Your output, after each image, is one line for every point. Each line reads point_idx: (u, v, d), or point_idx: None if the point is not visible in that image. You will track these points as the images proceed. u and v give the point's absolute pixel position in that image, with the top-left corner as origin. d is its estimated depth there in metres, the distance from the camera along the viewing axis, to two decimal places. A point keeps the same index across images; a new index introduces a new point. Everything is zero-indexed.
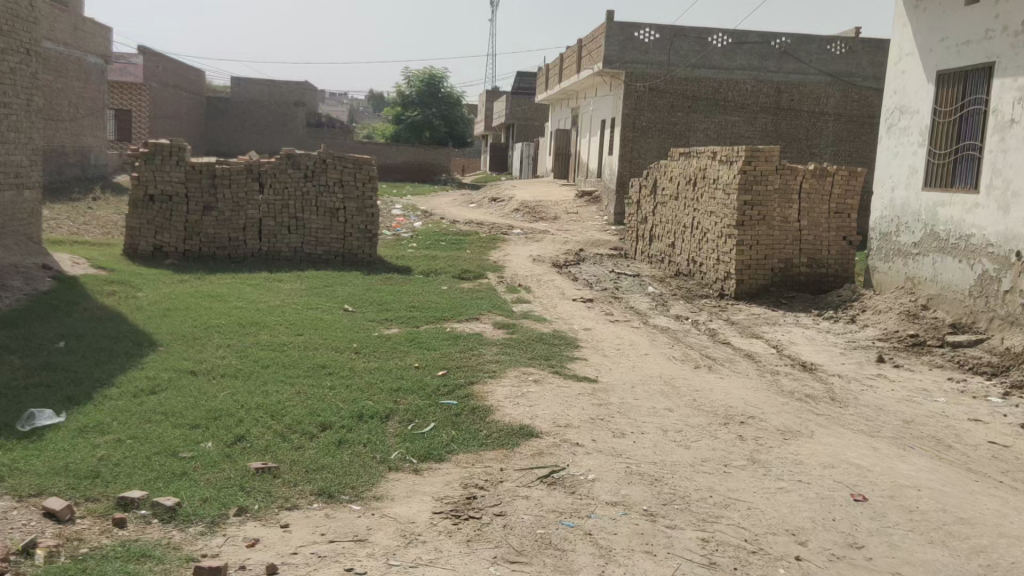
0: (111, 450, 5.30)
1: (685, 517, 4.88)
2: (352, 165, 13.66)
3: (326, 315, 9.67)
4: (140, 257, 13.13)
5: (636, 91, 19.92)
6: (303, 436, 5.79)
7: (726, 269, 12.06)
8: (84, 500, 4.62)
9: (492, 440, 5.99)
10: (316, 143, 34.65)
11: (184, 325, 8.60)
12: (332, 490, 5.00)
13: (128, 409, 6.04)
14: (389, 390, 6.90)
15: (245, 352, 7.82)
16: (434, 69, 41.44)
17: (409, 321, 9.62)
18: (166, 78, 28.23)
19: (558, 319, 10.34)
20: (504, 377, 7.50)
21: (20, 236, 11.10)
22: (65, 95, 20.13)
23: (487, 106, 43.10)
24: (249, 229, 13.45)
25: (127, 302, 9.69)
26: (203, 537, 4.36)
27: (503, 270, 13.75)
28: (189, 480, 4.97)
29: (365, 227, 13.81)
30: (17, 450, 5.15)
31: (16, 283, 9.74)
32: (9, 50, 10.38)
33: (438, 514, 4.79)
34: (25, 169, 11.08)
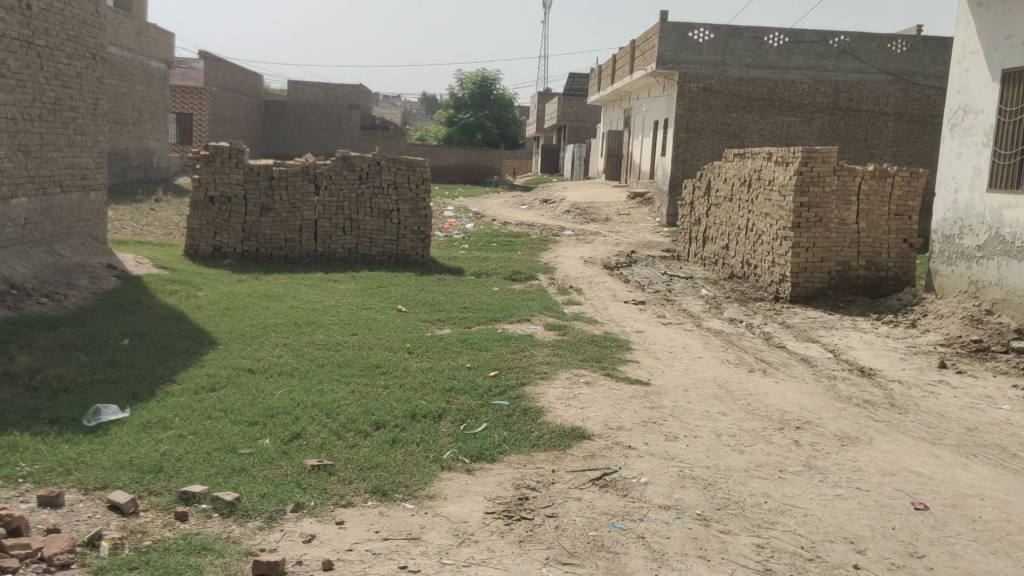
0: (173, 445, 5.44)
1: (739, 523, 4.82)
2: (406, 167, 13.81)
3: (380, 316, 9.78)
4: (200, 257, 13.46)
5: (690, 91, 19.76)
6: (357, 434, 5.87)
7: (781, 271, 11.89)
8: (148, 494, 4.75)
9: (543, 441, 6.00)
10: (370, 144, 35.11)
11: (243, 325, 8.77)
12: (386, 488, 5.06)
13: (189, 406, 6.20)
14: (443, 390, 6.96)
15: (301, 351, 7.95)
16: (487, 71, 41.64)
17: (461, 321, 9.70)
18: (226, 81, 28.86)
19: (610, 321, 10.32)
20: (555, 379, 7.51)
21: (86, 237, 11.47)
22: (130, 99, 20.73)
23: (539, 108, 43.16)
24: (305, 230, 13.67)
25: (187, 301, 9.92)
26: (261, 532, 4.45)
27: (555, 271, 13.76)
28: (248, 476, 5.08)
29: (418, 229, 13.93)
30: (83, 444, 5.31)
31: (83, 282, 10.06)
32: (77, 55, 10.72)
33: (490, 514, 4.82)
34: (91, 171, 11.44)
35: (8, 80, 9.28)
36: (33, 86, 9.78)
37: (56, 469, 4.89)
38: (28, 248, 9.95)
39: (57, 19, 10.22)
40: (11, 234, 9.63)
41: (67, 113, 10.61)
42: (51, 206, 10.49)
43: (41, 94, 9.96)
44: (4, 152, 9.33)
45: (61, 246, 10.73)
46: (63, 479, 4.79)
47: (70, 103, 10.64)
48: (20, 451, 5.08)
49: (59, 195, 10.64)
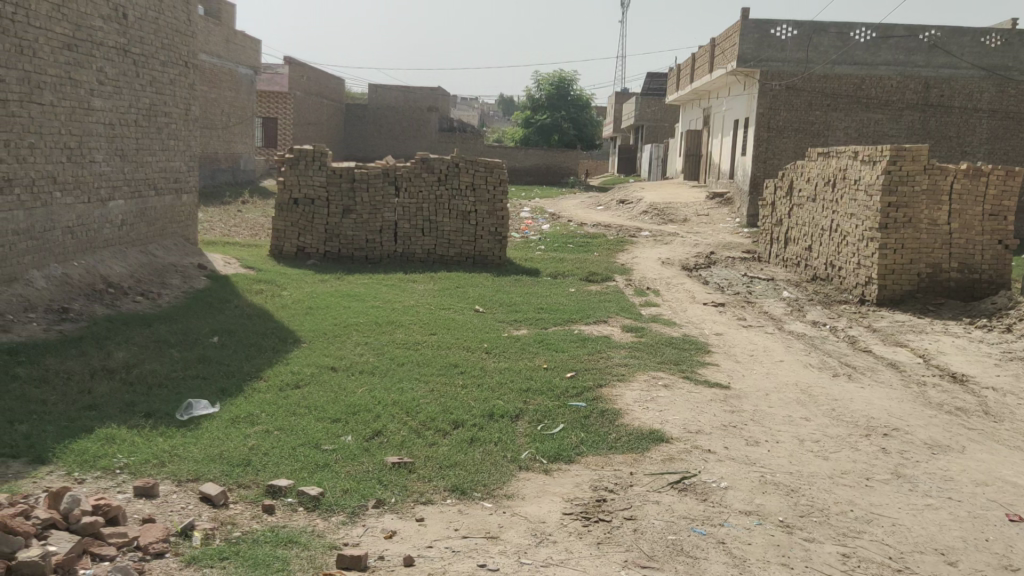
0: (260, 440, 5.61)
1: (823, 531, 4.72)
2: (484, 169, 13.92)
3: (458, 316, 9.89)
4: (285, 258, 13.84)
5: (772, 89, 19.35)
6: (436, 433, 5.96)
7: (867, 273, 11.56)
8: (237, 487, 4.92)
9: (621, 443, 5.98)
10: (448, 146, 35.43)
11: (325, 324, 8.97)
12: (464, 486, 5.12)
13: (275, 402, 6.38)
14: (520, 390, 7.00)
15: (382, 350, 8.09)
16: (564, 72, 41.63)
17: (538, 321, 9.75)
18: (309, 86, 29.55)
19: (688, 323, 10.19)
20: (633, 381, 7.46)
21: (178, 238, 11.91)
22: (219, 105, 21.39)
23: (616, 108, 42.92)
24: (385, 232, 13.91)
25: (273, 300, 10.21)
26: (344, 526, 4.56)
27: (632, 273, 13.65)
28: (331, 471, 5.20)
29: (496, 230, 14.00)
30: (177, 437, 5.53)
31: (175, 282, 10.46)
32: (171, 63, 11.15)
33: (569, 515, 4.83)
34: (184, 175, 11.87)
35: (106, 87, 9.70)
36: (129, 92, 10.20)
37: (150, 461, 5.09)
38: (125, 249, 10.39)
39: (152, 28, 10.63)
40: (109, 234, 10.07)
41: (161, 119, 11.03)
42: (145, 209, 10.92)
43: (136, 100, 10.39)
44: (103, 156, 9.75)
45: (155, 247, 11.17)
46: (158, 471, 4.99)
47: (164, 109, 11.06)
48: (118, 443, 5.32)
49: (153, 197, 11.08)
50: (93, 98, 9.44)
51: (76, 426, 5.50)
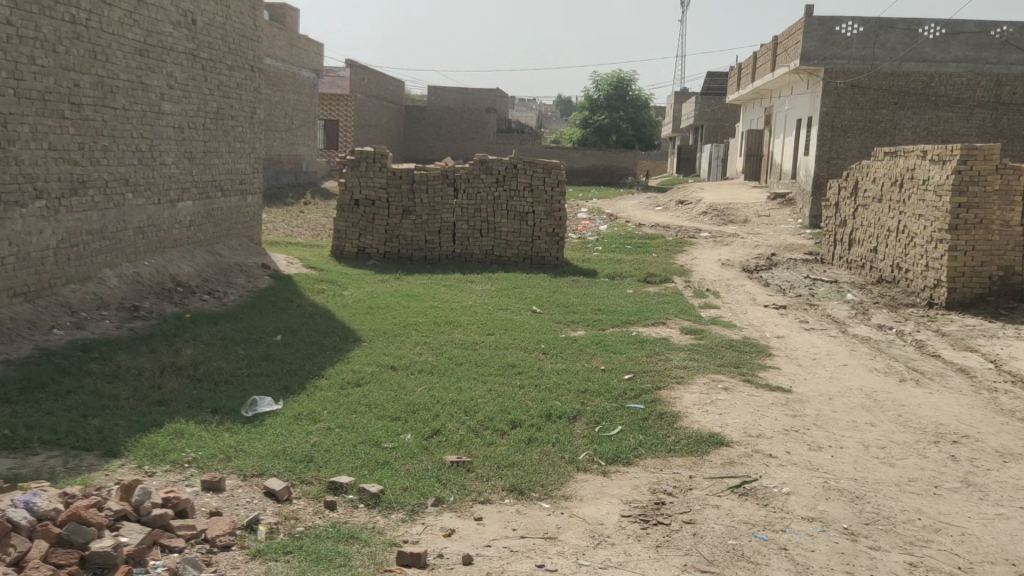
0: (322, 437, 5.71)
1: (890, 539, 4.61)
2: (542, 169, 13.93)
3: (515, 316, 9.93)
4: (346, 258, 14.05)
5: (837, 87, 18.93)
6: (494, 432, 5.99)
7: (936, 275, 11.24)
8: (300, 483, 5.01)
9: (680, 446, 5.93)
10: (506, 147, 35.54)
11: (385, 323, 9.09)
12: (522, 486, 5.13)
13: (336, 400, 6.48)
14: (578, 391, 7.00)
15: (441, 350, 8.16)
16: (623, 72, 41.46)
17: (596, 322, 9.73)
18: (370, 88, 29.93)
19: (748, 326, 10.06)
20: (692, 384, 7.38)
21: (243, 239, 12.20)
22: (282, 107, 21.80)
23: (674, 108, 42.52)
24: (443, 232, 14.03)
25: (335, 299, 10.38)
26: (404, 524, 4.61)
27: (691, 274, 13.51)
28: (391, 469, 5.27)
29: (553, 230, 13.99)
30: (242, 433, 5.66)
31: (240, 281, 10.71)
32: (237, 67, 11.40)
33: (627, 518, 4.81)
34: (249, 177, 12.13)
35: (176, 91, 9.97)
36: (198, 96, 10.47)
37: (217, 456, 5.23)
38: (192, 249, 10.68)
39: (219, 33, 10.90)
40: (178, 235, 10.36)
41: (228, 122, 11.30)
42: (212, 210, 11.21)
43: (204, 104, 10.66)
44: (172, 158, 10.03)
45: (221, 247, 11.45)
46: (224, 466, 5.12)
47: (231, 112, 11.34)
48: (186, 437, 5.46)
49: (220, 199, 11.36)
50: (163, 102, 9.72)
51: (146, 421, 5.67)
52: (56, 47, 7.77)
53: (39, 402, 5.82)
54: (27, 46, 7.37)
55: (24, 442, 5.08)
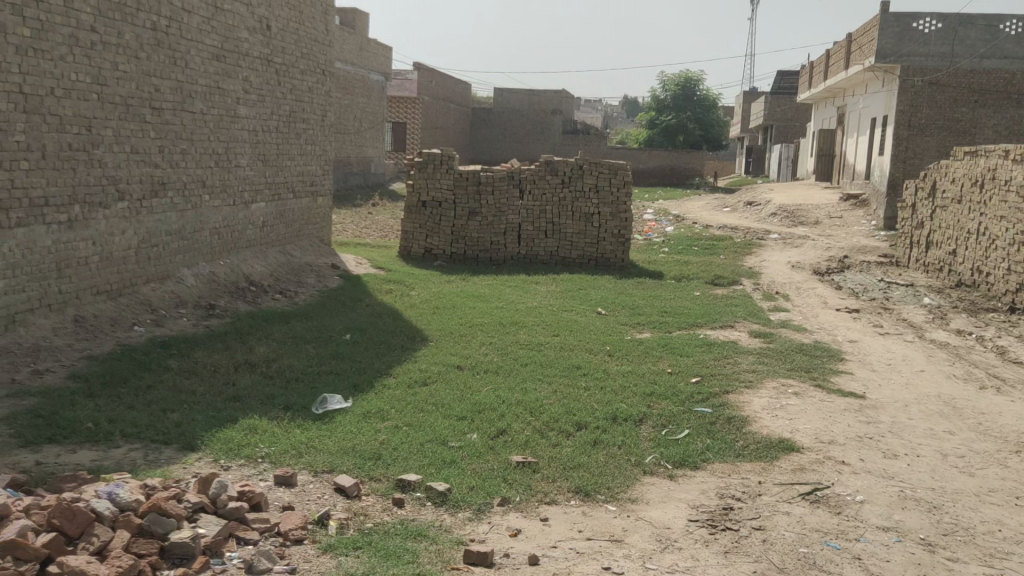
0: (390, 435, 5.79)
1: (968, 551, 4.47)
2: (609, 171, 13.87)
3: (580, 317, 9.91)
4: (412, 259, 14.21)
5: (914, 85, 18.32)
6: (559, 434, 5.99)
7: (1018, 279, 10.82)
8: (369, 479, 5.09)
9: (749, 451, 5.84)
10: (571, 148, 35.49)
11: (452, 323, 9.17)
12: (588, 488, 5.12)
13: (404, 399, 6.57)
14: (644, 393, 6.95)
15: (506, 350, 8.20)
16: (690, 72, 40.99)
17: (663, 324, 9.64)
18: (436, 91, 30.24)
19: (820, 329, 9.84)
20: (761, 388, 7.26)
21: (314, 239, 12.44)
22: (352, 110, 22.16)
23: (743, 107, 41.89)
24: (509, 233, 14.09)
25: (402, 299, 10.51)
26: (471, 522, 4.65)
27: (760, 276, 13.29)
28: (457, 467, 5.32)
29: (619, 232, 13.92)
30: (313, 429, 5.78)
31: (311, 281, 10.95)
32: (309, 71, 11.62)
33: (694, 522, 4.76)
34: (319, 178, 12.37)
35: (251, 95, 10.23)
36: (271, 100, 10.73)
37: (289, 452, 5.34)
38: (265, 249, 10.94)
39: (292, 38, 11.14)
40: (252, 236, 10.63)
41: (300, 125, 11.55)
42: (285, 210, 11.47)
43: (277, 108, 10.91)
44: (246, 161, 10.29)
45: (293, 247, 11.71)
46: (295, 461, 5.23)
47: (302, 116, 11.58)
48: (260, 433, 5.60)
49: (292, 200, 11.62)
50: (239, 106, 9.98)
51: (221, 416, 5.83)
52: (137, 53, 8.04)
53: (120, 396, 6.04)
54: (111, 52, 7.65)
55: (107, 435, 5.28)
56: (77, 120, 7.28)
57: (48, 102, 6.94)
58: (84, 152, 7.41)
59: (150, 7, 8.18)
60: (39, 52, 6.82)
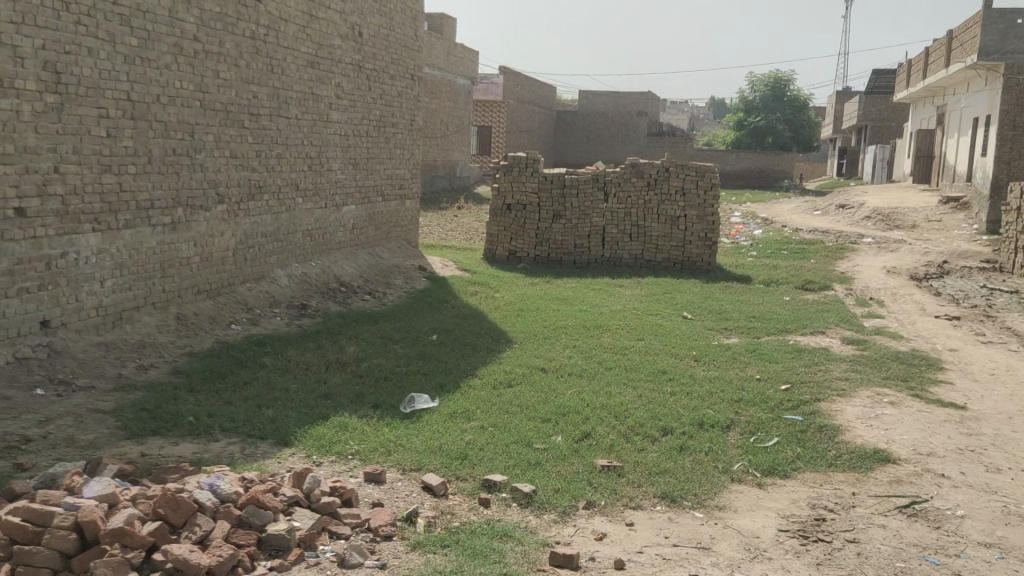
0: (476, 435, 5.85)
1: None
2: (696, 173, 13.73)
3: (665, 322, 9.79)
4: (497, 261, 14.30)
5: (1020, 84, 17.54)
6: (645, 438, 5.95)
7: None
8: (456, 479, 5.16)
9: (842, 462, 5.68)
10: (657, 151, 35.15)
11: (536, 326, 9.21)
12: (674, 494, 5.06)
13: (489, 399, 6.64)
14: (732, 399, 6.84)
15: (591, 353, 8.19)
16: (780, 72, 40.04)
17: (751, 329, 9.47)
18: (521, 94, 30.38)
19: (917, 337, 9.49)
20: (855, 396, 7.05)
21: (402, 241, 12.67)
22: (439, 114, 22.47)
23: (836, 107, 40.74)
24: (593, 236, 14.04)
25: (487, 301, 10.61)
26: (556, 525, 4.65)
27: (853, 281, 12.90)
28: (542, 469, 5.33)
29: (706, 235, 13.74)
30: (401, 428, 5.89)
31: (399, 282, 11.16)
32: (399, 76, 11.85)
33: (785, 532, 4.66)
34: (408, 181, 12.59)
35: (343, 100, 10.49)
36: (363, 105, 10.97)
37: (378, 450, 5.45)
38: (355, 251, 11.20)
39: (383, 44, 11.38)
40: (342, 237, 10.89)
41: (389, 129, 11.78)
42: (374, 213, 11.72)
43: (368, 113, 11.16)
44: (338, 165, 10.56)
45: (381, 249, 11.95)
46: (385, 459, 5.34)
47: (392, 120, 11.81)
48: (350, 430, 5.74)
49: (381, 203, 11.87)
50: (332, 111, 10.24)
51: (314, 413, 6.00)
52: (237, 61, 8.34)
53: (219, 391, 6.28)
54: (212, 61, 7.96)
55: (207, 429, 5.49)
56: (180, 125, 7.60)
57: (154, 109, 7.25)
58: (187, 157, 7.73)
59: (249, 17, 8.47)
60: (147, 61, 7.13)
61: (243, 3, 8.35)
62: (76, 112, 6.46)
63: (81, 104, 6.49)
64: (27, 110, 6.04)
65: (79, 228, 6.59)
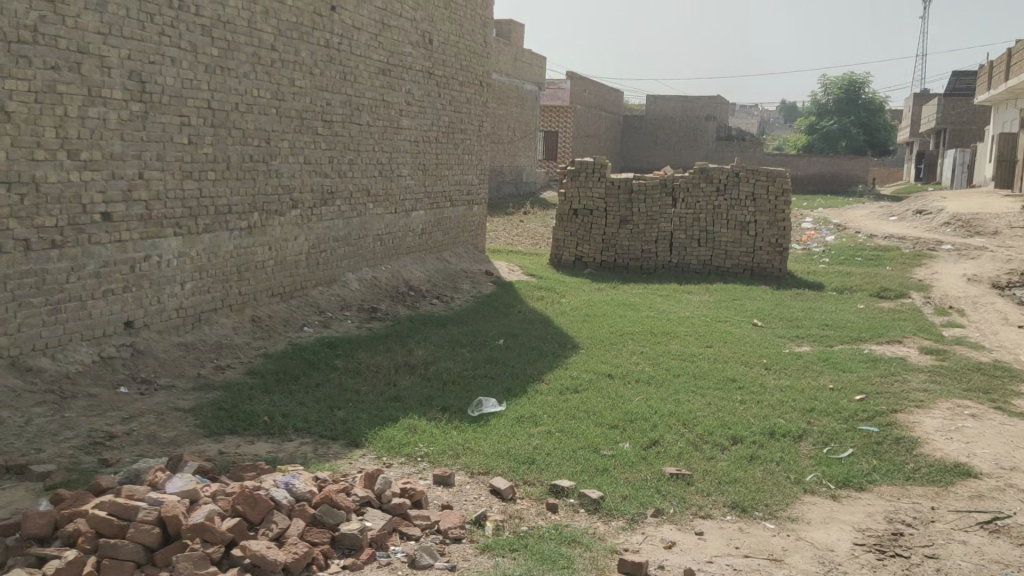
0: (543, 440, 5.86)
1: None
2: (766, 178, 13.57)
3: (735, 329, 9.64)
4: (563, 266, 14.28)
5: None
6: (714, 447, 5.87)
7: None
8: (524, 483, 5.17)
9: (920, 475, 5.52)
10: (725, 155, 34.66)
11: (603, 331, 9.17)
12: (745, 504, 4.98)
13: (556, 404, 6.63)
14: (804, 409, 6.70)
15: (658, 360, 8.12)
16: (855, 73, 39.09)
17: (824, 338, 9.26)
18: (588, 99, 30.33)
19: (1000, 348, 9.15)
20: (934, 408, 6.84)
21: (469, 247, 12.77)
22: (506, 120, 22.58)
23: (913, 109, 39.59)
24: (661, 242, 13.92)
25: (553, 306, 10.61)
26: (624, 532, 4.62)
27: (931, 289, 12.50)
28: (610, 476, 5.31)
29: (777, 240, 13.51)
30: (469, 431, 5.93)
31: (467, 286, 11.26)
32: (468, 83, 11.96)
33: (861, 546, 4.55)
34: (475, 187, 12.68)
35: (414, 107, 10.63)
36: (432, 111, 11.10)
37: (446, 452, 5.50)
38: (423, 255, 11.33)
39: (453, 51, 11.49)
40: (411, 242, 11.03)
41: (458, 135, 11.89)
42: (442, 218, 11.84)
43: (438, 119, 11.28)
44: (409, 170, 10.70)
45: (449, 254, 12.07)
46: (453, 462, 5.38)
47: (461, 126, 11.91)
48: (419, 433, 5.80)
49: (449, 209, 11.98)
50: (402, 118, 10.39)
51: (384, 415, 6.08)
52: (312, 69, 8.53)
53: (292, 392, 6.41)
54: (288, 69, 8.16)
55: (281, 429, 5.62)
56: (257, 133, 7.80)
57: (233, 117, 7.46)
58: (263, 163, 7.93)
59: (324, 26, 8.66)
60: (226, 70, 7.35)
61: (319, 12, 8.55)
62: (160, 120, 6.68)
63: (164, 113, 6.72)
64: (114, 118, 6.27)
65: (161, 232, 6.82)
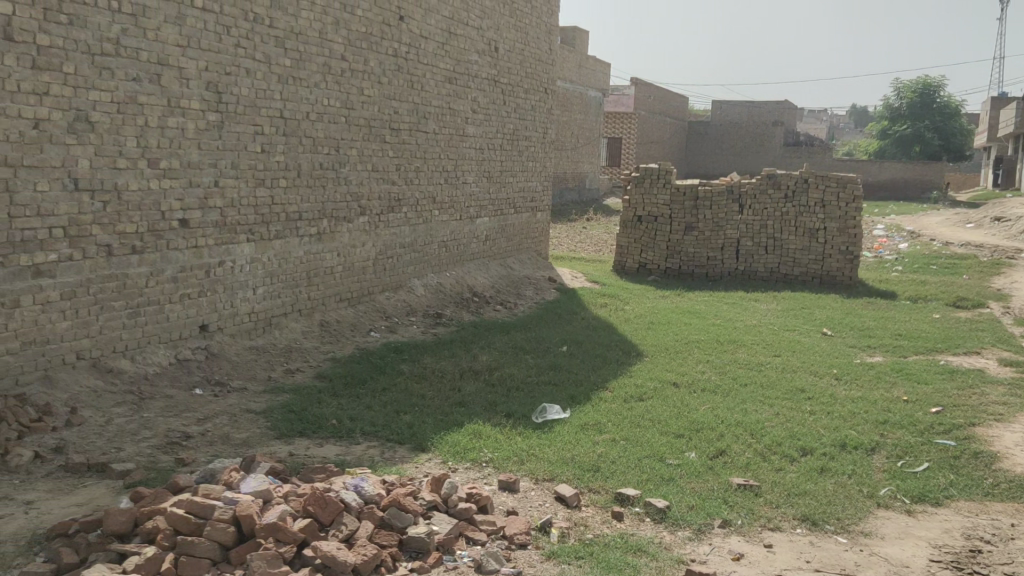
0: (608, 447, 5.83)
1: None
2: (837, 184, 13.29)
3: (804, 338, 9.45)
4: (627, 273, 14.23)
5: None
6: (783, 458, 5.76)
7: None
8: (589, 491, 5.15)
9: (1000, 491, 5.33)
10: (792, 161, 34.04)
11: (668, 339, 9.09)
12: (816, 517, 4.88)
13: (621, 412, 6.59)
14: (877, 421, 6.52)
15: (724, 368, 8.01)
16: (930, 77, 38.01)
17: (898, 348, 9.01)
18: (652, 105, 30.12)
19: None
20: (1014, 422, 6.59)
21: (532, 253, 12.81)
22: (570, 126, 22.59)
23: (991, 113, 38.30)
24: (727, 249, 13.74)
25: (617, 313, 10.56)
26: (691, 542, 4.57)
27: (1011, 299, 12.06)
28: (676, 485, 5.25)
29: (847, 247, 13.20)
30: (534, 438, 5.93)
31: (530, 292, 11.28)
32: (532, 90, 12.00)
33: (936, 563, 4.41)
34: (539, 194, 12.72)
35: (479, 114, 10.72)
36: (497, 118, 11.17)
37: (511, 458, 5.52)
38: (487, 262, 11.39)
39: (518, 58, 11.55)
40: (475, 249, 11.10)
41: (523, 142, 11.94)
42: (506, 224, 11.90)
43: (503, 126, 11.34)
44: (473, 178, 10.78)
45: (512, 260, 12.12)
46: (518, 468, 5.39)
47: (525, 133, 11.96)
48: (484, 438, 5.82)
49: (513, 215, 12.03)
50: (468, 125, 10.48)
51: (449, 420, 6.13)
52: (380, 78, 8.67)
53: (359, 396, 6.51)
54: (357, 78, 8.31)
55: (349, 432, 5.71)
56: (327, 141, 7.96)
57: (304, 126, 7.63)
58: (332, 171, 8.08)
59: (393, 36, 8.79)
60: (298, 80, 7.52)
61: (388, 22, 8.69)
62: (235, 129, 6.87)
63: (239, 122, 6.90)
64: (191, 127, 6.47)
65: (235, 238, 7.01)
